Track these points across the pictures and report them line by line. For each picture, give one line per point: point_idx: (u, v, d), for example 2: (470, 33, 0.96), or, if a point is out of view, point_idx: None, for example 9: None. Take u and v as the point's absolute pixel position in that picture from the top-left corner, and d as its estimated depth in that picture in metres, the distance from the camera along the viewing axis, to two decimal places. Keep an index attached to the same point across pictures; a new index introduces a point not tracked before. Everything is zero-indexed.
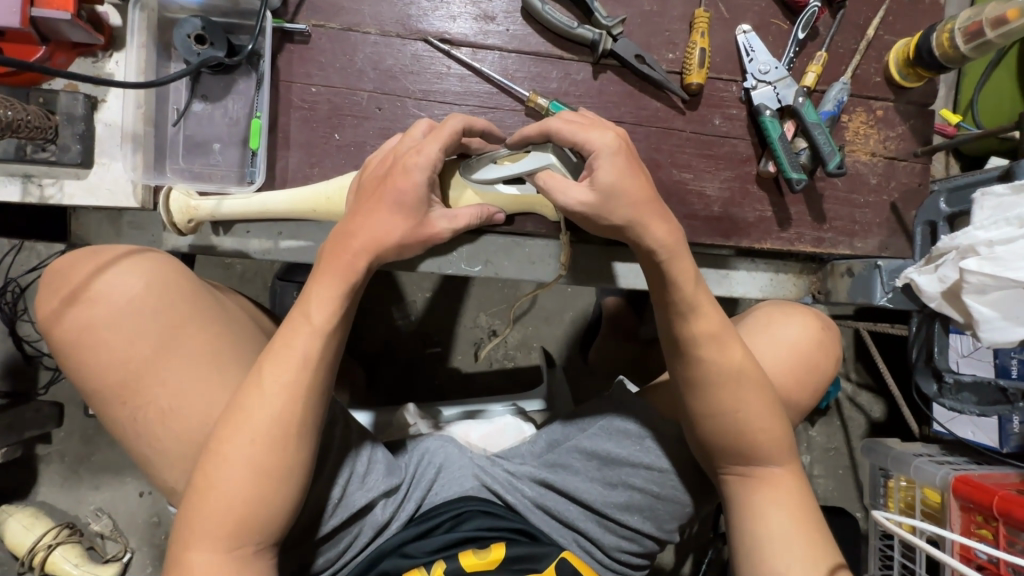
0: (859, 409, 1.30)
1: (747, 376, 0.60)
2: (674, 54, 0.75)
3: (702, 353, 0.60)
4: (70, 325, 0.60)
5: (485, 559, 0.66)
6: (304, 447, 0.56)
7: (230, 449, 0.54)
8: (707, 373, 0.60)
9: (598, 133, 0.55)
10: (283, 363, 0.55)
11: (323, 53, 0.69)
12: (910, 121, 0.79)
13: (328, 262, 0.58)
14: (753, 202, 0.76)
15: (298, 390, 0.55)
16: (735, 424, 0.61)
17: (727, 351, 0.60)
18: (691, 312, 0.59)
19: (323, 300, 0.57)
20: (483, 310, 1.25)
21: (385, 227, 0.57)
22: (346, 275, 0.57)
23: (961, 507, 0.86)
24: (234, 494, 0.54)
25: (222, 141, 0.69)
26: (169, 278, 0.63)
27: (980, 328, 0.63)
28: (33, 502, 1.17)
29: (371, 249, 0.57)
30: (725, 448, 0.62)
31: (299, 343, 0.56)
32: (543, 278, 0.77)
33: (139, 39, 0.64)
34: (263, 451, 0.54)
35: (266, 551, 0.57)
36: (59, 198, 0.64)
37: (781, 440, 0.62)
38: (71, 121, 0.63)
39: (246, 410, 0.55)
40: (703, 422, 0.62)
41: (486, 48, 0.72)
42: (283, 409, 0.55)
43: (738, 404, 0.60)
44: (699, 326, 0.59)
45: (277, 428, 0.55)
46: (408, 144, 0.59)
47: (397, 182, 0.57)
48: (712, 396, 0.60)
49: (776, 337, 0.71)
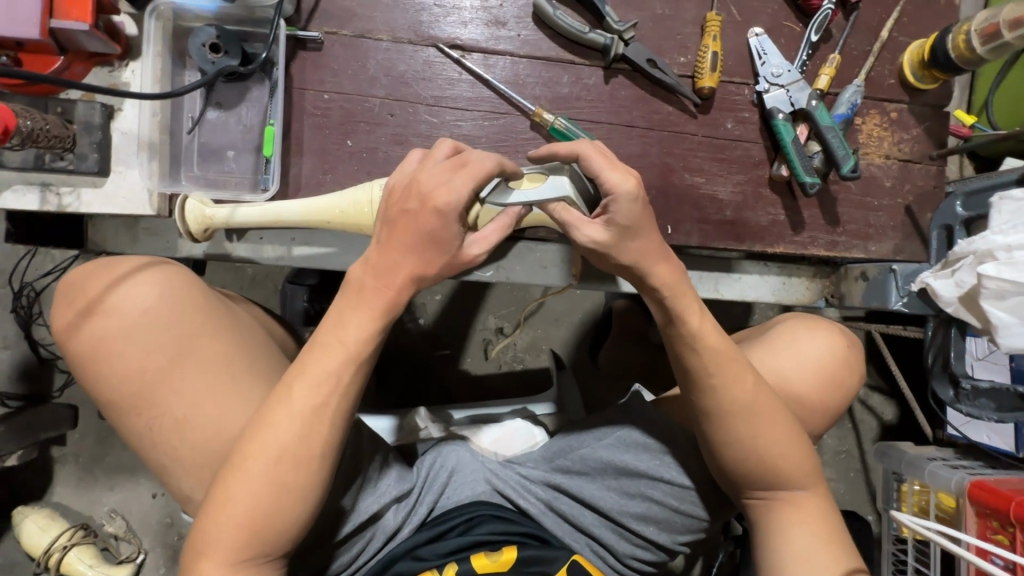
0: (870, 412, 1.29)
1: (763, 409, 0.60)
2: (686, 57, 0.75)
3: (715, 385, 0.59)
4: (87, 336, 0.61)
5: (497, 561, 0.66)
6: (325, 466, 0.56)
7: (250, 465, 0.54)
8: (723, 405, 0.59)
9: (620, 174, 0.53)
10: (311, 384, 0.55)
11: (336, 60, 0.70)
12: (924, 123, 0.78)
13: (363, 291, 0.56)
14: (766, 206, 0.76)
15: (324, 411, 0.56)
16: (752, 451, 0.60)
17: (741, 382, 0.59)
18: (702, 334, 0.59)
19: (360, 326, 0.56)
20: (492, 312, 1.25)
21: (406, 261, 0.55)
22: (386, 307, 0.57)
23: (977, 512, 0.85)
24: (250, 508, 0.54)
25: (236, 149, 0.69)
26: (185, 292, 0.64)
27: (998, 333, 0.63)
28: (48, 502, 1.19)
29: (411, 282, 0.55)
30: (747, 472, 0.61)
31: (329, 367, 0.56)
32: (554, 283, 0.77)
33: (155, 48, 0.64)
34: (283, 468, 0.55)
35: (275, 563, 0.57)
36: (77, 206, 0.65)
37: (804, 462, 0.62)
38: (89, 130, 0.64)
39: (269, 427, 0.55)
40: (725, 445, 0.61)
41: (497, 54, 0.72)
42: (307, 428, 0.55)
43: (756, 430, 0.60)
44: (711, 363, 0.59)
45: (302, 447, 0.55)
46: (432, 176, 0.53)
47: (422, 219, 0.53)
48: (732, 421, 0.60)
49: (799, 357, 0.70)
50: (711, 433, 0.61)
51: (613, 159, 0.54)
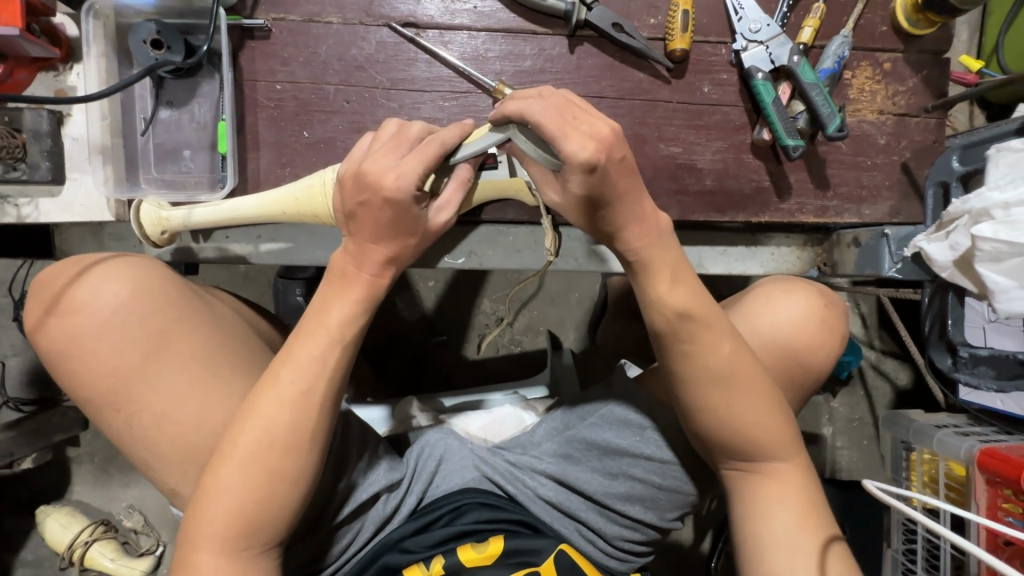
0: (883, 377, 1.25)
1: (740, 373, 0.57)
2: (656, 18, 0.70)
3: (687, 350, 0.56)
4: (58, 334, 0.58)
5: (483, 553, 0.66)
6: (315, 452, 0.55)
7: (238, 454, 0.53)
8: (691, 371, 0.57)
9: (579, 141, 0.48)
10: (299, 372, 0.54)
11: (285, 47, 0.67)
12: (923, 71, 0.72)
13: (344, 276, 0.57)
14: (748, 172, 0.71)
15: (312, 396, 0.54)
16: (727, 419, 0.58)
17: (715, 348, 0.56)
18: (663, 299, 0.55)
19: (343, 312, 0.56)
20: (487, 296, 1.23)
21: (365, 245, 0.56)
22: (365, 295, 0.57)
23: (988, 480, 0.81)
24: (242, 496, 0.53)
25: (191, 148, 0.67)
26: (157, 284, 0.60)
27: (997, 299, 0.58)
28: (69, 500, 1.23)
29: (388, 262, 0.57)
30: (723, 442, 0.59)
31: (315, 351, 0.55)
32: (531, 266, 0.74)
33: (96, 49, 0.63)
34: (270, 456, 0.53)
35: (271, 554, 0.56)
36: (36, 217, 0.65)
37: (780, 431, 0.59)
38: (37, 138, 0.64)
39: (250, 418, 0.53)
40: (699, 414, 0.58)
41: (454, 29, 0.69)
42: (296, 415, 0.54)
43: (730, 401, 0.57)
44: (686, 331, 0.55)
45: (292, 434, 0.54)
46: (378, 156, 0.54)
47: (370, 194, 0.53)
48: (703, 389, 0.57)
49: (767, 321, 0.66)
50: (686, 402, 0.58)
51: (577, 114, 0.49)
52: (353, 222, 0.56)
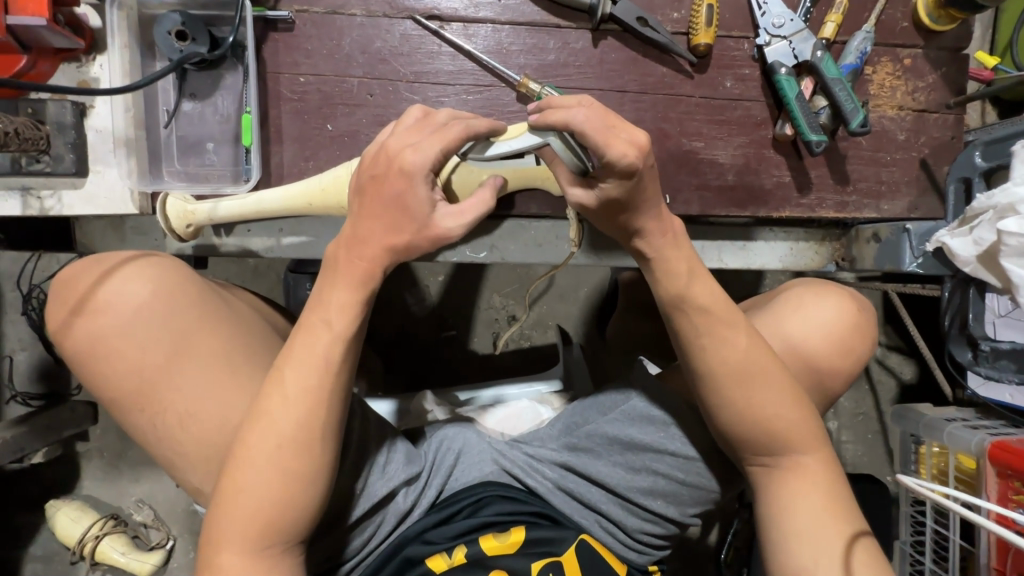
0: (889, 372, 1.26)
1: (756, 368, 0.57)
2: (680, 13, 0.71)
3: (703, 346, 0.57)
4: (80, 335, 0.57)
5: (505, 542, 0.67)
6: (331, 450, 0.55)
7: (254, 453, 0.53)
8: (709, 366, 0.57)
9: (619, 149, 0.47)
10: (304, 369, 0.54)
11: (309, 40, 0.67)
12: (942, 68, 0.73)
13: (338, 268, 0.55)
14: (770, 167, 0.72)
15: (318, 394, 0.54)
16: (744, 414, 0.58)
17: (734, 344, 0.57)
18: (689, 296, 0.56)
19: (341, 303, 0.55)
20: (497, 291, 1.23)
21: (370, 227, 0.54)
22: (364, 280, 0.55)
23: (998, 473, 0.82)
24: (263, 496, 0.53)
25: (215, 140, 0.67)
26: (180, 284, 0.60)
27: (1019, 293, 0.59)
28: (78, 495, 1.23)
29: (385, 254, 0.55)
30: (739, 437, 0.60)
31: (317, 349, 0.54)
32: (552, 260, 0.74)
33: (120, 40, 0.62)
34: (287, 455, 0.53)
35: (295, 550, 0.56)
36: (59, 209, 0.65)
37: (802, 426, 0.59)
38: (62, 130, 0.63)
39: (263, 416, 0.53)
40: (718, 409, 0.59)
41: (478, 22, 0.68)
42: (307, 413, 0.53)
43: (752, 393, 0.58)
44: (701, 326, 0.56)
45: (301, 432, 0.53)
46: (398, 138, 0.52)
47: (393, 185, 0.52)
48: (722, 384, 0.57)
49: (799, 324, 0.67)
50: (709, 396, 0.59)
51: (615, 122, 0.48)
52: (361, 203, 0.54)
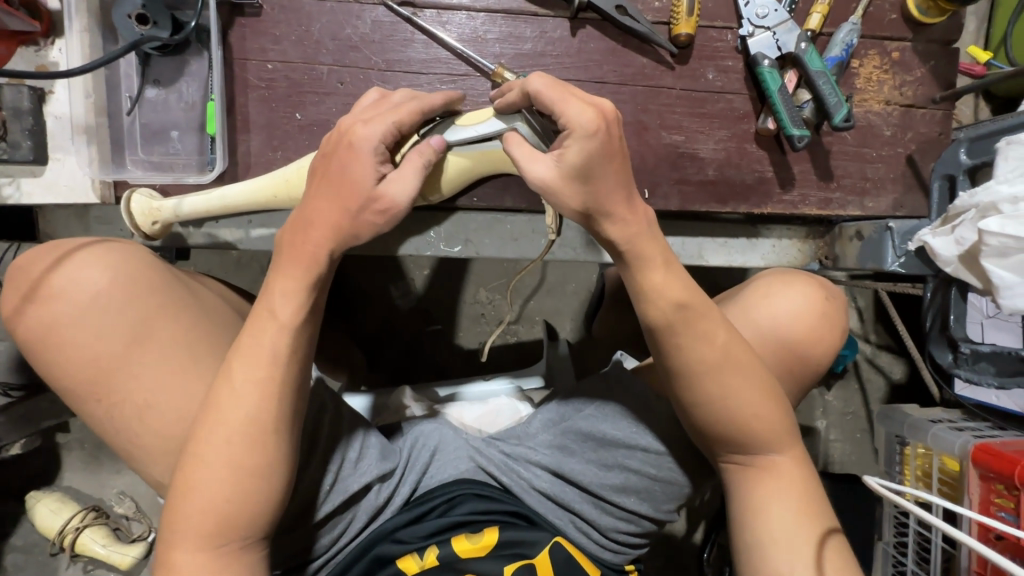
0: (877, 371, 1.25)
1: (735, 363, 0.56)
2: (661, 2, 0.68)
3: (680, 344, 0.54)
4: (34, 323, 0.55)
5: (477, 544, 0.66)
6: (288, 442, 0.53)
7: (209, 446, 0.51)
8: (688, 365, 0.55)
9: (578, 107, 0.46)
10: (255, 360, 0.52)
11: (277, 25, 0.65)
12: (931, 62, 0.71)
13: (283, 251, 0.54)
14: (752, 162, 0.70)
15: (265, 383, 0.52)
16: (726, 413, 0.57)
17: (710, 338, 0.55)
18: (664, 294, 0.53)
19: (286, 289, 0.53)
20: (482, 285, 1.22)
21: (311, 208, 0.52)
22: (309, 265, 0.53)
23: (981, 475, 0.81)
24: (218, 490, 0.51)
25: (180, 128, 0.65)
26: (139, 271, 0.57)
27: (1000, 294, 0.57)
28: (59, 486, 1.22)
29: (335, 238, 0.53)
30: (721, 437, 0.58)
31: (264, 336, 0.52)
32: (529, 255, 0.73)
33: (79, 23, 0.60)
34: (236, 448, 0.51)
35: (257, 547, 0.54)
36: (18, 198, 0.63)
37: (778, 425, 0.58)
38: (18, 115, 0.61)
39: (216, 409, 0.51)
40: (697, 410, 0.57)
41: (452, 9, 0.66)
42: (256, 404, 0.52)
43: (728, 390, 0.56)
44: (679, 324, 0.53)
45: (252, 424, 0.51)
46: (354, 116, 0.53)
47: (341, 158, 0.52)
48: (700, 382, 0.55)
49: (767, 315, 0.66)
50: (685, 396, 0.57)
51: (574, 91, 0.47)
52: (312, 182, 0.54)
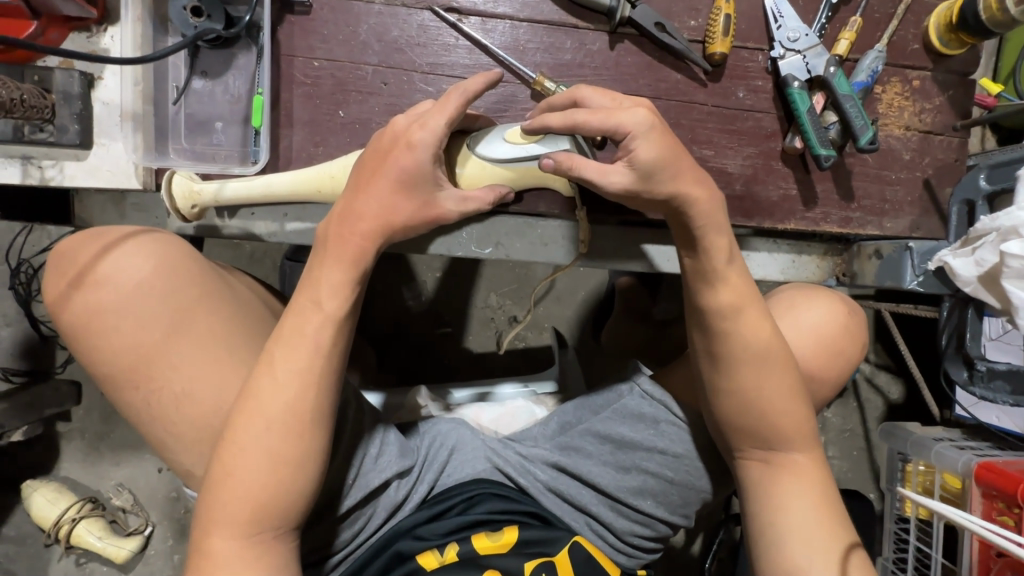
0: (876, 391, 1.27)
1: (771, 354, 0.59)
2: (697, 21, 0.71)
3: (728, 327, 0.58)
4: (77, 309, 0.55)
5: (498, 542, 0.67)
6: (324, 436, 0.54)
7: (246, 435, 0.52)
8: (731, 350, 0.58)
9: (629, 113, 0.50)
10: (294, 348, 0.53)
11: (325, 24, 0.66)
12: (948, 91, 0.74)
13: (328, 243, 0.56)
14: (777, 179, 0.72)
15: (309, 374, 0.53)
16: (752, 405, 0.59)
17: (756, 328, 0.58)
18: (727, 276, 0.58)
19: (332, 282, 0.55)
20: (493, 290, 1.23)
21: (359, 203, 0.55)
22: (355, 259, 0.55)
23: (983, 493, 0.83)
24: (254, 479, 0.51)
25: (224, 119, 0.67)
26: (182, 263, 0.58)
27: (1018, 314, 0.60)
28: (56, 476, 1.19)
29: (381, 228, 0.56)
30: (749, 429, 0.60)
31: (308, 328, 0.54)
32: (556, 260, 0.74)
33: (134, 13, 0.62)
34: (277, 437, 0.52)
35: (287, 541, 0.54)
36: (60, 179, 0.64)
37: (803, 422, 0.60)
38: (68, 100, 0.62)
39: (256, 398, 0.52)
40: (720, 396, 0.60)
41: (496, 17, 0.68)
42: (296, 394, 0.52)
43: (762, 381, 0.59)
44: (725, 298, 0.58)
45: (291, 414, 0.52)
46: (407, 117, 0.55)
47: (396, 156, 0.55)
48: (743, 367, 0.59)
49: (792, 324, 0.68)
50: (713, 382, 0.60)
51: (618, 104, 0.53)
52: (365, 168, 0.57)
